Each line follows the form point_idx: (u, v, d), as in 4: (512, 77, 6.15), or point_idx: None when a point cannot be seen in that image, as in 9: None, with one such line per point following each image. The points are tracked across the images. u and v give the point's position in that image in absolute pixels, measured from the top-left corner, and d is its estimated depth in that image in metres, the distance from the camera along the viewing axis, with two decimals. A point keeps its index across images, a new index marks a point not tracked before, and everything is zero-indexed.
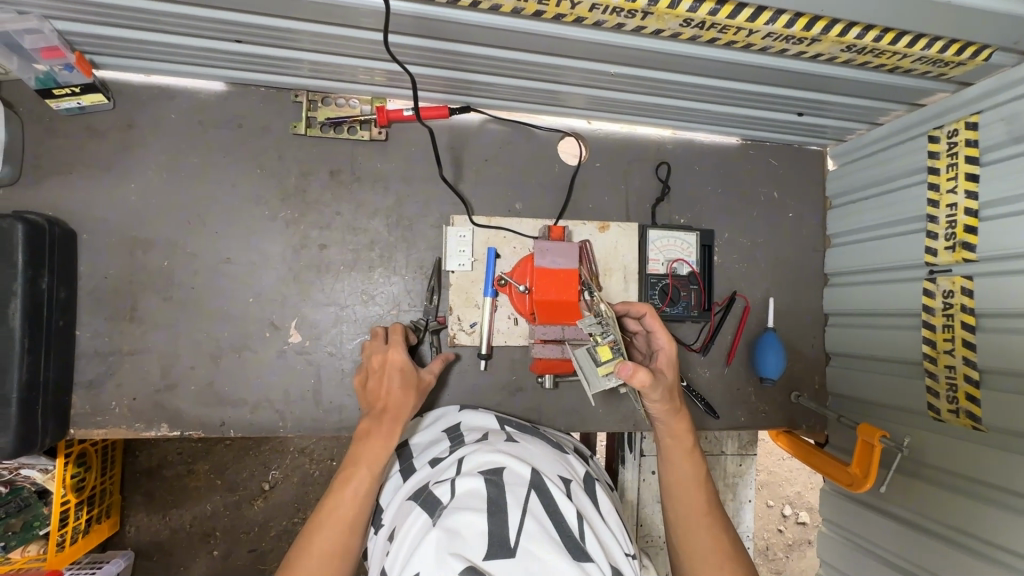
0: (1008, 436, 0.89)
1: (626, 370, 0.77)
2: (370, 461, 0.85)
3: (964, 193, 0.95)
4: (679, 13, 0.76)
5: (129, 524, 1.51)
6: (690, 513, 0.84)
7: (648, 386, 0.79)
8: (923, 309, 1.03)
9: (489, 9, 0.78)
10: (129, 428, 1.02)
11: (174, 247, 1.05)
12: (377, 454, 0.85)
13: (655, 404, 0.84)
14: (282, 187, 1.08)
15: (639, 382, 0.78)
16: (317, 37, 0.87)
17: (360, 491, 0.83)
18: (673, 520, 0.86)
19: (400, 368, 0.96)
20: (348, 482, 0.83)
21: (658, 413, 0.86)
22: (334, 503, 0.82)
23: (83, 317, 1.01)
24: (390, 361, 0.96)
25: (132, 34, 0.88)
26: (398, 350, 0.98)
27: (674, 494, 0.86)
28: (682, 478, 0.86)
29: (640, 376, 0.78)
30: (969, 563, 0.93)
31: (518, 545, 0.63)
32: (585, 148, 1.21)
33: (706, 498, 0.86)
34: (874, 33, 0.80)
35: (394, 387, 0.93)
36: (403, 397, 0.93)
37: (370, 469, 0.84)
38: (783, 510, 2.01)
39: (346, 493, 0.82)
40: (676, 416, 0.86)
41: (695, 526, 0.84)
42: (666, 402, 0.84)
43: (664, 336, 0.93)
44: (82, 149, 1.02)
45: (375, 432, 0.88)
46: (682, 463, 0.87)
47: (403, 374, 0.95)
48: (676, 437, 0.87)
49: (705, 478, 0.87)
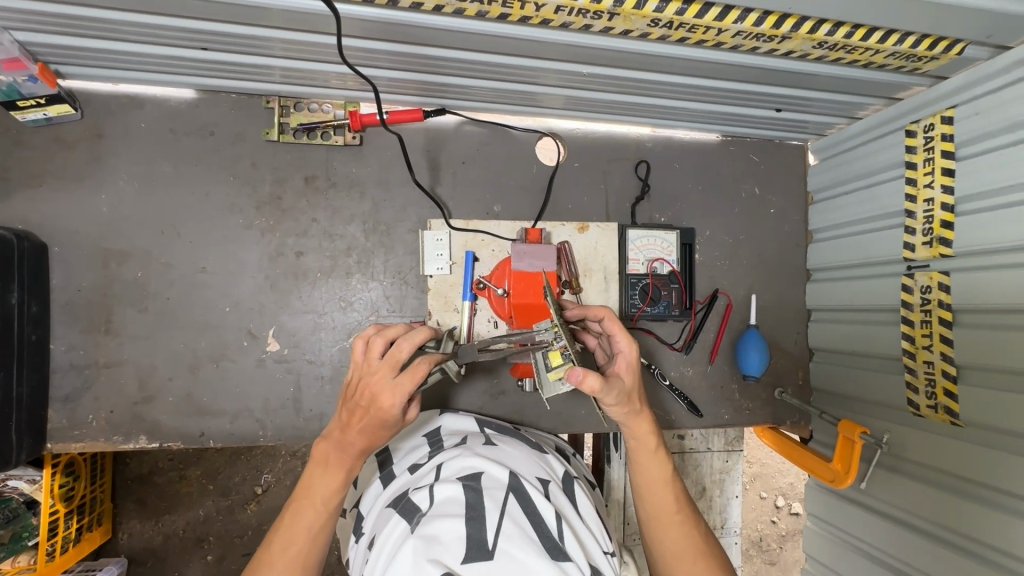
0: (986, 432, 0.89)
1: (575, 375, 0.74)
2: (325, 495, 0.78)
3: (940, 187, 0.94)
4: (646, 13, 0.75)
5: (121, 532, 1.51)
6: (660, 516, 0.84)
7: (599, 390, 0.76)
8: (902, 305, 1.02)
9: (453, 12, 0.77)
10: (108, 441, 1.02)
11: (147, 258, 1.04)
12: (331, 490, 0.78)
13: (613, 407, 0.81)
14: (256, 195, 1.07)
15: (589, 387, 0.75)
16: (283, 43, 0.85)
17: (312, 528, 0.77)
18: (645, 522, 0.86)
19: (387, 418, 0.74)
20: (300, 515, 0.77)
21: (618, 416, 0.84)
22: (286, 537, 0.76)
23: (58, 330, 1.01)
24: (381, 404, 0.74)
25: (93, 43, 0.86)
26: (397, 396, 0.73)
27: (645, 497, 0.86)
28: (650, 479, 0.85)
29: (590, 380, 0.75)
30: (950, 557, 0.93)
31: (496, 547, 0.63)
32: (563, 148, 1.20)
33: (675, 496, 0.85)
34: (845, 29, 0.79)
35: (373, 430, 0.76)
36: (376, 439, 0.78)
37: (323, 504, 0.78)
38: (776, 501, 2.02)
39: (296, 527, 0.77)
40: (638, 419, 0.84)
41: (669, 530, 0.83)
42: (625, 406, 0.82)
43: (624, 340, 0.87)
44: (51, 161, 1.01)
45: (332, 466, 0.79)
46: (648, 464, 0.86)
47: (387, 422, 0.75)
48: (640, 439, 0.85)
49: (673, 475, 0.86)
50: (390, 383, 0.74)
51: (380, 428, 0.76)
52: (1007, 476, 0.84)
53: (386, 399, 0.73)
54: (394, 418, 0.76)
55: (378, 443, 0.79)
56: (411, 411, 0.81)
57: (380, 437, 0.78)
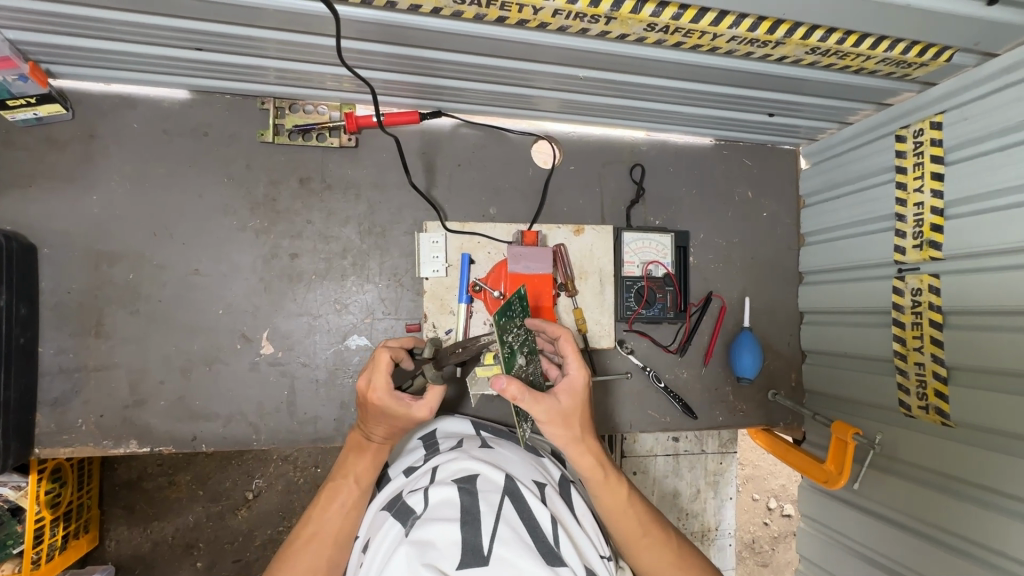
0: (976, 432, 0.90)
1: (497, 383, 0.73)
2: (359, 474, 0.83)
3: (930, 191, 0.96)
4: (642, 18, 0.76)
5: (108, 539, 1.48)
6: (630, 541, 0.84)
7: (523, 400, 0.76)
8: (893, 307, 1.04)
9: (451, 15, 0.77)
10: (98, 445, 1.00)
11: (140, 259, 1.02)
12: (366, 469, 0.83)
13: (546, 426, 0.80)
14: (251, 196, 1.07)
15: (512, 395, 0.74)
16: (280, 44, 0.85)
17: (346, 505, 0.80)
18: (621, 547, 0.86)
19: (383, 409, 0.79)
20: (337, 493, 0.81)
21: (555, 438, 0.81)
22: (322, 515, 0.79)
23: (47, 333, 0.99)
24: (372, 399, 0.80)
25: (89, 43, 0.85)
26: (382, 390, 0.79)
27: (612, 524, 0.85)
28: (613, 507, 0.84)
29: (512, 389, 0.74)
30: (945, 557, 0.94)
31: (491, 552, 0.62)
32: (559, 150, 1.21)
33: (639, 518, 0.84)
34: (837, 35, 0.81)
35: (384, 420, 0.82)
36: (393, 428, 0.83)
37: (358, 483, 0.82)
38: (768, 503, 2.03)
39: (331, 504, 0.80)
40: (579, 444, 0.82)
41: (644, 553, 0.83)
42: (559, 427, 0.80)
43: (569, 359, 0.84)
44: (41, 161, 0.99)
45: (363, 451, 0.84)
46: (604, 495, 0.84)
47: (386, 412, 0.80)
48: (584, 465, 0.83)
49: (633, 498, 0.86)
50: (375, 380, 0.81)
51: (393, 423, 0.81)
52: (999, 477, 0.85)
53: (373, 393, 0.79)
54: (396, 409, 0.80)
55: (399, 433, 0.83)
56: (421, 407, 0.80)
57: (398, 427, 0.83)
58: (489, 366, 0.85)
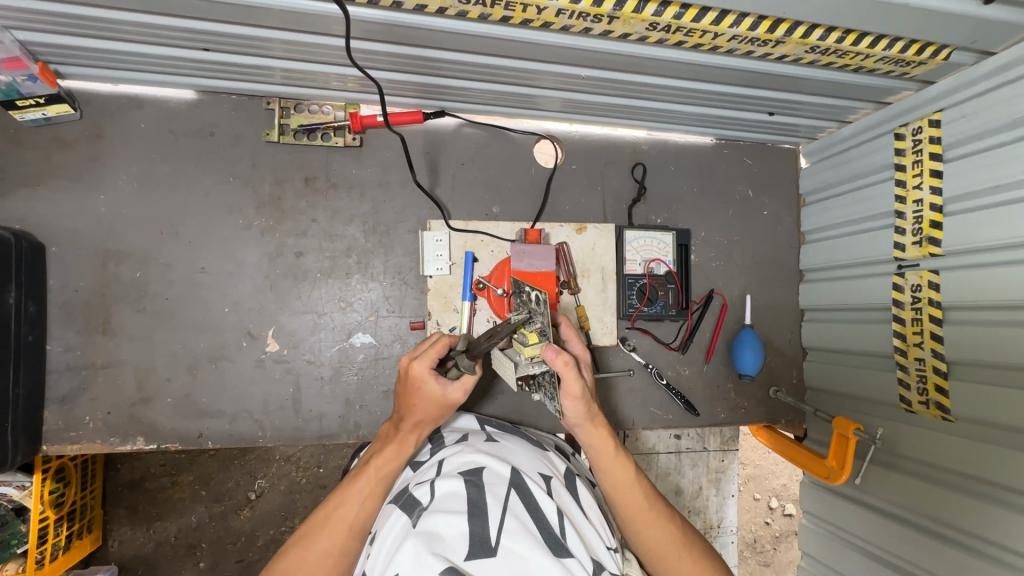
0: (976, 426, 0.91)
1: (551, 353, 0.78)
2: (381, 463, 0.84)
3: (929, 188, 0.97)
4: (644, 17, 0.77)
5: (112, 539, 1.48)
6: (638, 519, 0.84)
7: (572, 370, 0.79)
8: (893, 303, 1.05)
9: (455, 15, 0.78)
10: (104, 442, 1.01)
11: (147, 258, 1.03)
12: (389, 457, 0.84)
13: (577, 404, 0.82)
14: (256, 195, 1.08)
15: (564, 363, 0.78)
16: (286, 44, 0.86)
17: (363, 492, 0.81)
18: (625, 526, 0.86)
19: (417, 385, 0.82)
20: (357, 480, 0.82)
21: (578, 417, 0.84)
22: (340, 500, 0.81)
23: (54, 331, 1.00)
24: (411, 373, 0.83)
25: (97, 44, 0.86)
26: (421, 364, 0.83)
27: (619, 502, 0.86)
28: (620, 482, 0.85)
29: (564, 355, 0.78)
30: (947, 551, 0.94)
31: (499, 544, 0.63)
32: (561, 150, 1.22)
33: (645, 495, 0.86)
34: (836, 34, 0.82)
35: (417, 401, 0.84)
36: (422, 413, 0.84)
37: (378, 471, 0.83)
38: (770, 503, 2.03)
39: (351, 490, 0.82)
40: (595, 421, 0.86)
41: (650, 530, 0.84)
42: (585, 405, 0.83)
43: (578, 345, 0.98)
44: (49, 161, 1.00)
45: (391, 439, 0.86)
46: (612, 470, 0.86)
47: (418, 390, 0.83)
48: (598, 441, 0.86)
49: (639, 475, 0.87)
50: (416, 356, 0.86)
51: (427, 409, 0.84)
52: (1000, 471, 0.86)
53: (411, 367, 0.83)
54: (429, 389, 0.83)
55: (429, 420, 0.85)
56: (455, 390, 0.84)
57: (431, 414, 0.85)
58: (535, 345, 0.82)
